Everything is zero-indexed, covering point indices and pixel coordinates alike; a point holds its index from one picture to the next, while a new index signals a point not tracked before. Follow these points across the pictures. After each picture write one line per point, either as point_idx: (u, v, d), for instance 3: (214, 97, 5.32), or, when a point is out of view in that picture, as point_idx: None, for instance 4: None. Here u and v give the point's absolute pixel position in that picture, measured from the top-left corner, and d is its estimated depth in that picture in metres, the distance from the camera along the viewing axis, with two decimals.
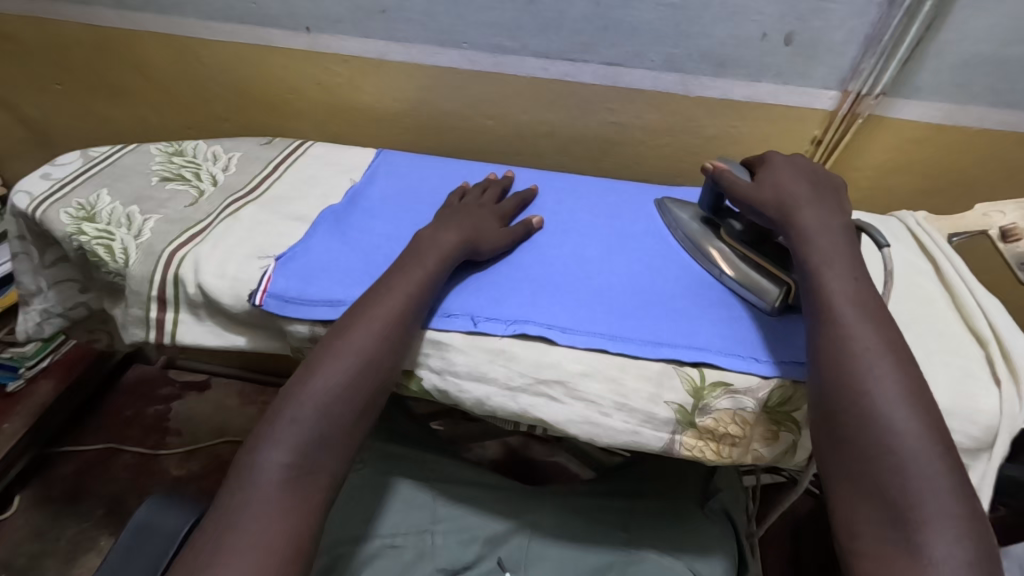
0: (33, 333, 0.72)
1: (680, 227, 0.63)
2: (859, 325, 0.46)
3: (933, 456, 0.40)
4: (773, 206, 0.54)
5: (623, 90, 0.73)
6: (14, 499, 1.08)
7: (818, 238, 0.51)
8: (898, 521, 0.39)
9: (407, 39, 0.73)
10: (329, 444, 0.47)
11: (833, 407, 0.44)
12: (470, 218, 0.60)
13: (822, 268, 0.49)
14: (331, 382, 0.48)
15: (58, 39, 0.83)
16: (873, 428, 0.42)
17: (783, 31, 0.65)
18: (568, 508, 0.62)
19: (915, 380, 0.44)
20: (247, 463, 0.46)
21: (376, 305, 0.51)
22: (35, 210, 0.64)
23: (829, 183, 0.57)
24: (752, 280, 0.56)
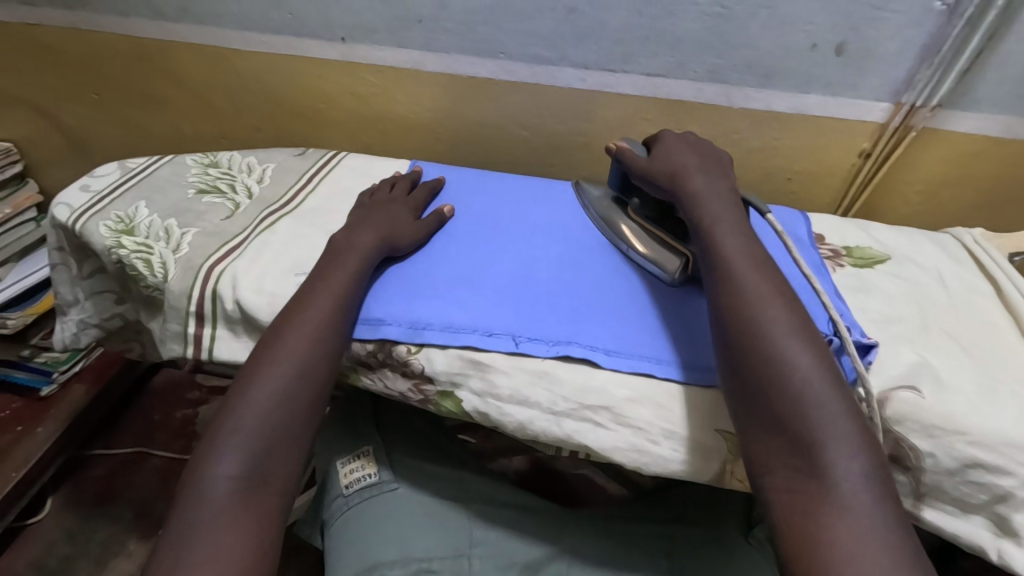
0: (69, 343, 0.72)
1: (592, 207, 0.66)
2: (749, 274, 0.49)
3: (828, 385, 0.42)
4: (666, 175, 0.57)
5: (663, 101, 0.71)
6: (47, 501, 1.09)
7: (706, 203, 0.54)
8: (805, 453, 0.41)
9: (443, 49, 0.72)
10: (274, 451, 0.46)
11: (743, 372, 0.45)
12: (383, 216, 0.61)
13: (716, 228, 0.52)
14: (273, 390, 0.48)
15: (97, 50, 0.84)
16: (776, 370, 0.43)
17: (835, 41, 0.63)
18: (607, 532, 0.61)
19: (804, 320, 0.46)
20: (194, 483, 0.44)
21: (306, 309, 0.52)
22: (75, 222, 0.64)
23: (711, 155, 0.60)
24: (656, 253, 0.58)
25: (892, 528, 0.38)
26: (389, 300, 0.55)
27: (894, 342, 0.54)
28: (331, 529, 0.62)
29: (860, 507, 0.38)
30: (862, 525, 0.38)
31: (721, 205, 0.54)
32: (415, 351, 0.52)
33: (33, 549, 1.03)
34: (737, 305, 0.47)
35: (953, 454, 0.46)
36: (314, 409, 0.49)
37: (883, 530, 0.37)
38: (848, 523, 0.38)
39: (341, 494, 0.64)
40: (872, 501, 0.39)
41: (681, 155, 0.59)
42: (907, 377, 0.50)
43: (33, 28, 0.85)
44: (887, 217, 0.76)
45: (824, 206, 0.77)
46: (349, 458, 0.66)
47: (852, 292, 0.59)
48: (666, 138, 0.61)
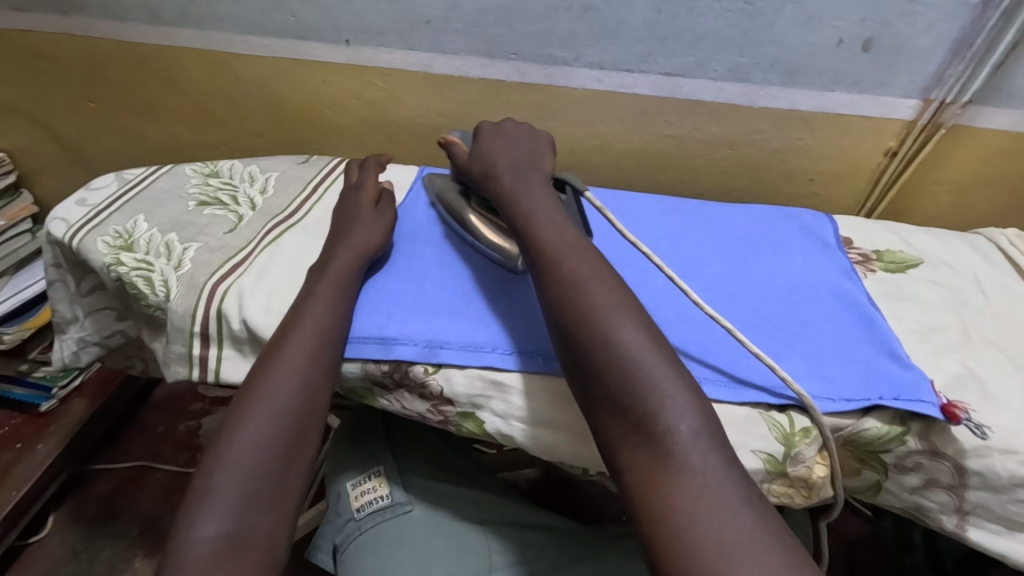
0: (69, 361, 0.69)
1: (438, 205, 0.65)
2: (567, 251, 0.47)
3: (653, 352, 0.41)
4: (482, 169, 0.58)
5: (682, 101, 0.68)
6: (48, 519, 1.07)
7: (521, 189, 0.54)
8: (641, 423, 0.38)
9: (452, 51, 0.69)
10: (258, 503, 0.43)
11: (573, 354, 0.43)
12: (355, 225, 0.59)
13: (535, 211, 0.52)
14: (255, 438, 0.45)
15: (91, 56, 0.81)
16: (602, 346, 0.41)
17: (863, 36, 0.60)
18: (630, 553, 0.59)
19: (622, 290, 0.45)
20: (174, 548, 0.40)
21: (283, 348, 0.49)
22: (71, 238, 0.61)
23: (528, 145, 0.60)
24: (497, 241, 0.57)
25: (736, 483, 0.36)
26: (404, 319, 0.52)
27: (935, 353, 0.51)
28: (344, 554, 0.58)
29: (699, 469, 0.36)
30: (705, 487, 0.35)
31: (535, 190, 0.54)
32: (433, 371, 0.50)
33: (36, 568, 1.01)
34: (558, 283, 0.46)
35: (1003, 473, 0.44)
36: (297, 454, 0.46)
37: (728, 488, 0.35)
38: (694, 486, 0.35)
39: (352, 518, 0.61)
40: (710, 457, 0.37)
41: (498, 147, 0.59)
42: (950, 388, 0.48)
43: (24, 34, 0.81)
44: (913, 217, 0.73)
45: (847, 207, 0.74)
46: (361, 478, 0.63)
47: (886, 300, 0.57)
48: (485, 128, 0.61)
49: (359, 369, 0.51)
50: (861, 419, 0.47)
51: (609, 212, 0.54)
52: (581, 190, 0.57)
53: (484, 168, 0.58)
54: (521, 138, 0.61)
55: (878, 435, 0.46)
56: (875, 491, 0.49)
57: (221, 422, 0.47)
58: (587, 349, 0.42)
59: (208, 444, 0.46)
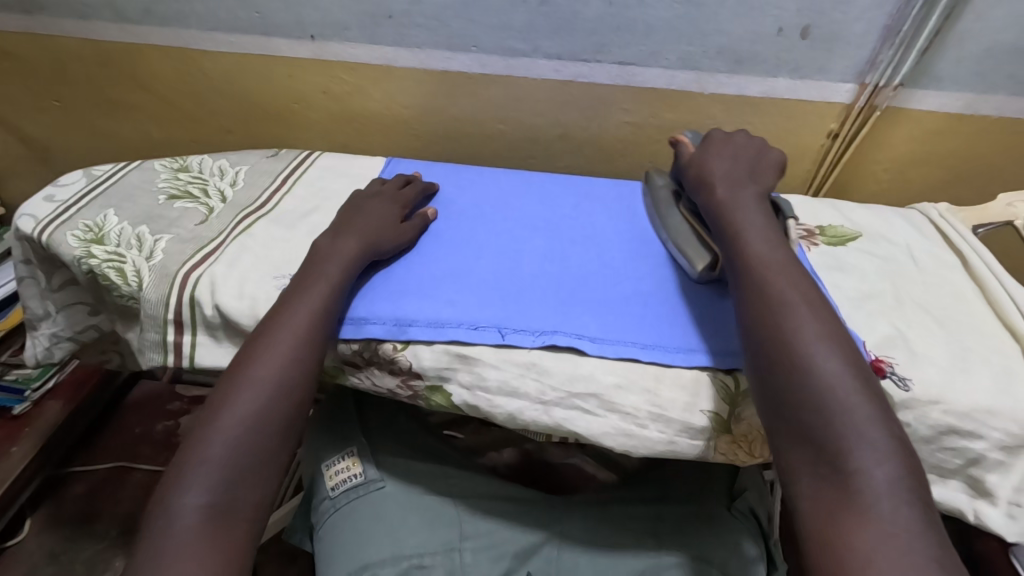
0: (42, 357, 0.70)
1: (649, 191, 0.67)
2: (779, 279, 0.48)
3: (859, 392, 0.42)
4: (696, 179, 0.59)
5: (637, 89, 0.72)
6: (25, 522, 1.06)
7: (736, 210, 0.54)
8: (831, 457, 0.40)
9: (416, 44, 0.72)
10: (244, 477, 0.46)
11: (765, 375, 0.45)
12: (364, 219, 0.59)
13: (743, 231, 0.52)
14: (246, 415, 0.47)
15: (57, 55, 0.81)
16: (801, 377, 0.43)
17: (800, 24, 0.64)
18: (595, 517, 0.62)
19: (832, 325, 0.46)
20: (162, 511, 0.44)
21: (278, 330, 0.50)
22: (41, 233, 0.62)
23: (748, 162, 0.59)
24: (687, 243, 0.58)
25: (925, 536, 0.37)
26: (373, 301, 0.55)
27: (871, 317, 0.55)
28: (320, 531, 0.61)
29: (888, 516, 0.37)
30: (893, 533, 0.37)
31: (750, 211, 0.54)
32: (401, 348, 0.52)
33: (16, 570, 1.01)
34: (762, 308, 0.47)
35: (929, 423, 0.48)
36: (287, 433, 0.48)
37: (918, 540, 0.36)
38: (883, 527, 0.37)
39: (328, 496, 0.63)
40: (902, 508, 0.38)
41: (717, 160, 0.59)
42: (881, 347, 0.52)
43: None
44: (857, 195, 0.78)
45: (796, 187, 0.78)
46: (335, 458, 0.65)
47: (827, 270, 0.60)
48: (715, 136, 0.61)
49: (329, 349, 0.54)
50: None
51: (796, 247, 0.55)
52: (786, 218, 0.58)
53: (702, 176, 0.58)
54: (747, 152, 0.61)
55: None
56: None
57: (211, 396, 0.49)
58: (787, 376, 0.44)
59: (200, 416, 0.48)
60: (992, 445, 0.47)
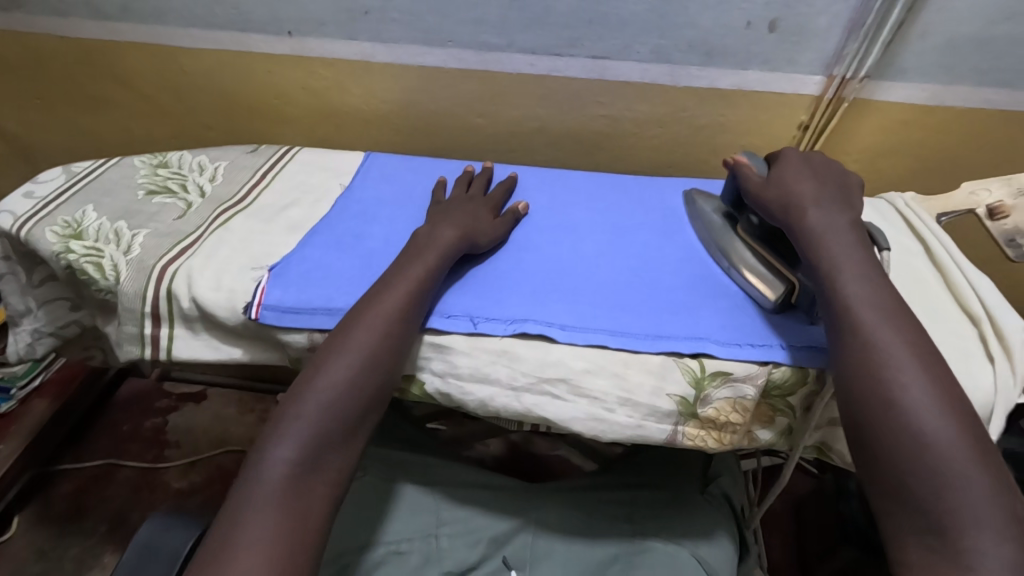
0: (24, 353, 0.70)
1: (697, 219, 0.64)
2: (885, 329, 0.45)
3: (971, 459, 0.40)
4: (780, 200, 0.54)
5: (611, 83, 0.73)
6: (13, 520, 1.07)
7: (829, 241, 0.50)
8: (939, 529, 0.39)
9: (392, 40, 0.73)
10: (332, 440, 0.46)
11: (863, 428, 0.43)
12: (463, 214, 0.60)
13: (838, 264, 0.49)
14: (340, 382, 0.48)
15: (36, 53, 0.82)
16: (909, 439, 0.41)
17: (768, 18, 0.65)
18: (571, 502, 0.64)
19: (944, 382, 0.43)
20: (255, 461, 0.45)
21: (378, 302, 0.51)
22: (19, 230, 0.62)
23: (838, 184, 0.56)
24: (758, 273, 0.56)
25: None
26: (349, 292, 0.56)
27: None
28: None
29: None
30: None
31: (845, 238, 0.50)
32: None
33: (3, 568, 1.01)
34: (866, 354, 0.44)
35: None
36: (376, 403, 0.49)
37: None
38: None
39: None
40: None
41: (800, 180, 0.55)
42: None
43: None
44: None
45: None
46: None
47: None
48: (790, 161, 0.58)
49: (305, 339, 0.55)
50: (764, 368, 0.51)
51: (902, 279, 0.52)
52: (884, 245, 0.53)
53: (786, 202, 0.54)
54: (829, 173, 0.57)
55: (784, 377, 0.51)
56: (786, 435, 0.54)
57: (312, 358, 0.50)
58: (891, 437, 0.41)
59: (298, 375, 0.49)
60: None
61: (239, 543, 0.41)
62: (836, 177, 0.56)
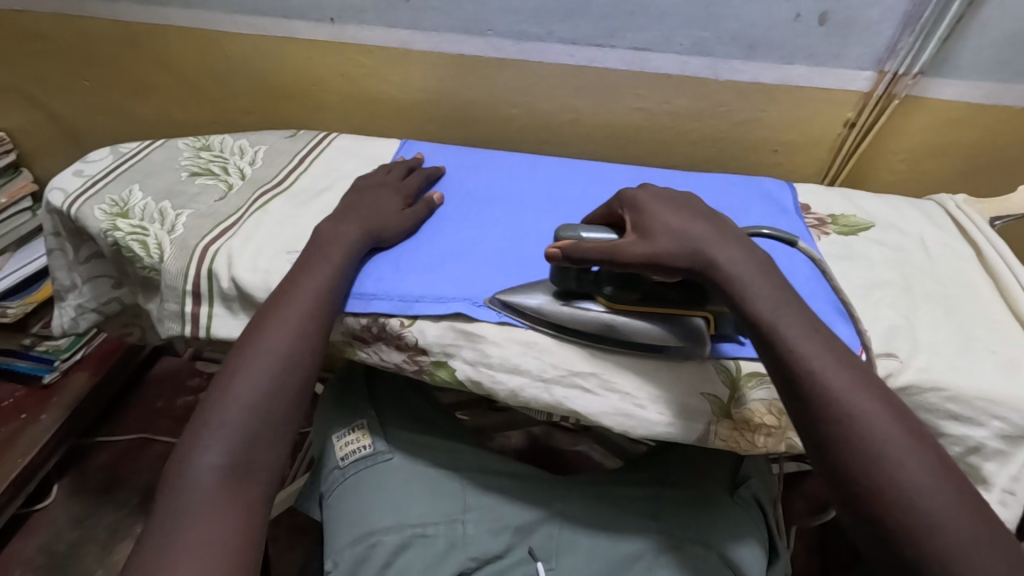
0: (68, 327, 0.73)
1: (539, 321, 0.52)
2: (851, 385, 0.41)
3: (977, 534, 0.36)
4: (678, 252, 0.48)
5: (650, 75, 0.72)
6: (52, 488, 1.11)
7: (753, 290, 0.45)
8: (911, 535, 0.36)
9: (431, 27, 0.73)
10: (258, 440, 0.47)
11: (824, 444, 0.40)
12: (371, 208, 0.61)
13: (776, 315, 0.44)
14: (257, 383, 0.49)
15: (87, 36, 0.84)
16: (914, 518, 0.36)
17: (817, 11, 0.64)
18: (597, 496, 0.63)
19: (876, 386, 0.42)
20: (179, 471, 0.45)
21: (286, 305, 0.52)
22: (70, 207, 0.65)
23: (700, 215, 0.51)
24: (666, 334, 0.50)
25: None
26: (382, 277, 0.57)
27: (876, 306, 0.54)
28: (329, 500, 0.63)
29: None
30: None
31: (759, 278, 0.46)
32: (408, 323, 0.54)
33: (41, 533, 1.05)
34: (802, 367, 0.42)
35: (927, 408, 0.47)
36: (299, 397, 0.50)
37: None
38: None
39: (337, 466, 0.65)
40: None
41: (689, 222, 0.50)
42: (883, 341, 0.51)
43: (21, 16, 0.85)
44: (873, 186, 0.77)
45: (810, 177, 0.78)
46: (346, 431, 0.67)
47: (836, 259, 0.60)
48: (643, 200, 0.52)
49: (341, 323, 0.56)
50: None
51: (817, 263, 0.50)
52: (791, 240, 0.53)
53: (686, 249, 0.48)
54: (677, 202, 0.53)
55: None
56: None
57: (224, 366, 0.50)
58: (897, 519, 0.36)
59: (212, 385, 0.50)
60: (995, 434, 0.46)
61: (174, 551, 0.41)
62: (699, 210, 0.52)
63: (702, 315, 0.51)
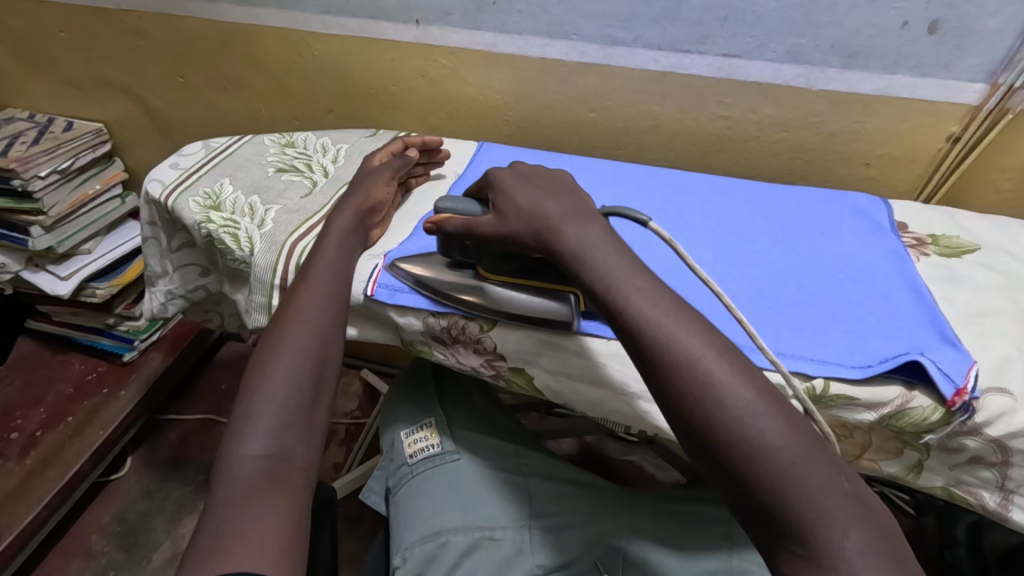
0: (156, 312, 0.76)
1: (423, 286, 0.55)
2: (679, 328, 0.41)
3: (804, 450, 0.36)
4: (531, 230, 0.50)
5: (739, 83, 0.69)
6: (126, 460, 1.18)
7: (591, 254, 0.46)
8: (739, 452, 0.37)
9: (516, 30, 0.73)
10: (293, 431, 0.46)
11: (660, 385, 0.41)
12: (359, 191, 0.63)
13: (609, 271, 0.45)
14: (288, 377, 0.48)
15: (184, 35, 0.89)
16: (741, 445, 0.37)
17: (928, 18, 0.60)
18: (665, 511, 0.61)
19: (706, 326, 0.42)
20: (220, 466, 0.44)
21: (301, 302, 0.53)
22: (167, 198, 0.68)
23: (560, 188, 0.53)
24: (539, 305, 0.51)
25: (843, 506, 0.35)
26: None
27: (986, 334, 0.51)
28: (397, 496, 0.64)
29: (811, 498, 0.35)
30: (821, 515, 0.35)
31: (604, 242, 0.47)
32: (487, 328, 0.53)
33: (117, 502, 1.12)
34: (633, 312, 0.43)
35: None
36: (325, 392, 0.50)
37: (842, 518, 0.35)
38: (816, 508, 0.35)
39: (405, 463, 0.66)
40: (826, 489, 0.35)
41: (540, 200, 0.51)
42: (996, 374, 0.47)
43: (126, 14, 0.90)
44: (975, 206, 0.73)
45: (903, 192, 0.74)
46: (414, 428, 0.68)
47: (938, 282, 0.56)
48: (504, 178, 0.54)
49: (419, 322, 0.56)
50: (910, 393, 0.47)
51: (675, 242, 0.50)
52: (644, 222, 0.52)
53: (534, 226, 0.50)
54: (546, 176, 0.54)
55: (924, 416, 0.46)
56: (916, 472, 0.50)
57: (248, 367, 0.50)
58: (725, 448, 0.37)
59: (239, 387, 0.48)
60: None
61: (227, 538, 0.38)
62: (559, 183, 0.53)
63: (571, 291, 0.51)
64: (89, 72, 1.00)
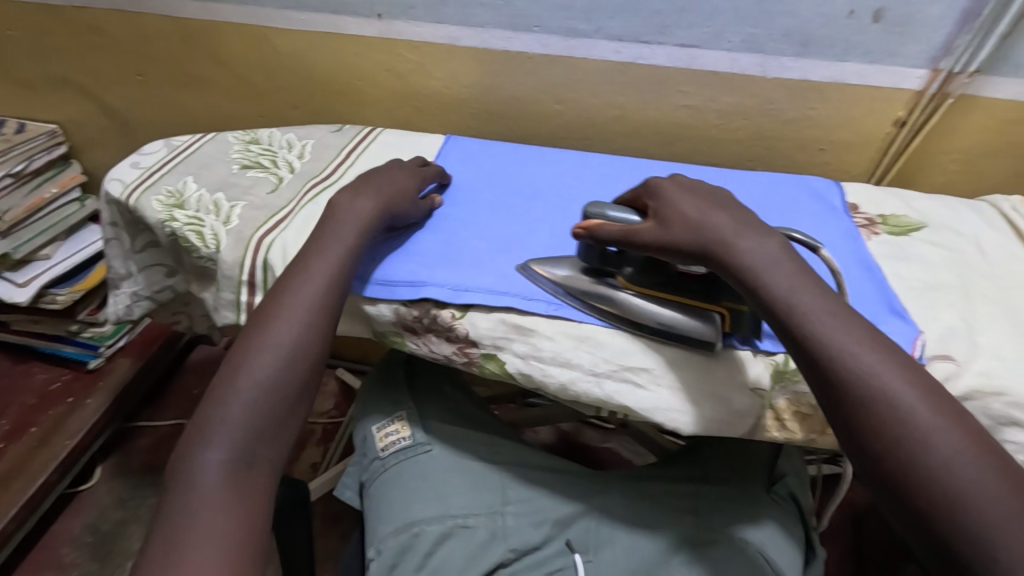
0: (121, 315, 0.75)
1: (567, 290, 0.55)
2: (875, 363, 0.41)
3: (1009, 499, 0.36)
4: (692, 246, 0.49)
5: (698, 72, 0.71)
6: (95, 470, 1.15)
7: (771, 272, 0.46)
8: (933, 495, 0.37)
9: (479, 24, 0.73)
10: (262, 436, 0.46)
11: (849, 417, 0.41)
12: (381, 184, 0.60)
13: (795, 296, 0.44)
14: (264, 378, 0.48)
15: (141, 32, 0.87)
16: (941, 488, 0.37)
17: (872, 7, 0.63)
18: (639, 492, 0.63)
19: (899, 359, 0.42)
20: (182, 469, 0.44)
21: (290, 297, 0.51)
22: (129, 197, 0.66)
23: (726, 205, 0.52)
24: (684, 321, 0.51)
25: None
26: (433, 266, 0.57)
27: (934, 307, 0.54)
28: (370, 489, 0.65)
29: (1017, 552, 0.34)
30: None
31: (780, 266, 0.46)
32: (459, 316, 0.55)
33: (88, 513, 1.09)
34: (817, 341, 0.43)
35: (990, 413, 0.47)
36: (304, 393, 0.49)
37: None
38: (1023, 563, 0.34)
39: (377, 457, 0.66)
40: None
41: (708, 213, 0.50)
42: (941, 345, 0.50)
43: (81, 11, 0.87)
44: (923, 187, 0.76)
45: (857, 176, 0.77)
46: (386, 421, 0.68)
47: (889, 260, 0.59)
48: (667, 190, 0.53)
49: (391, 312, 0.56)
50: None
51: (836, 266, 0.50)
52: (815, 248, 0.50)
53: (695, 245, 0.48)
54: (700, 188, 0.54)
55: None
56: None
57: (226, 361, 0.49)
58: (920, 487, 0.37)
59: (213, 381, 0.48)
60: None
61: (182, 551, 0.39)
62: (721, 199, 0.52)
63: (717, 310, 0.52)
64: (41, 70, 0.97)
